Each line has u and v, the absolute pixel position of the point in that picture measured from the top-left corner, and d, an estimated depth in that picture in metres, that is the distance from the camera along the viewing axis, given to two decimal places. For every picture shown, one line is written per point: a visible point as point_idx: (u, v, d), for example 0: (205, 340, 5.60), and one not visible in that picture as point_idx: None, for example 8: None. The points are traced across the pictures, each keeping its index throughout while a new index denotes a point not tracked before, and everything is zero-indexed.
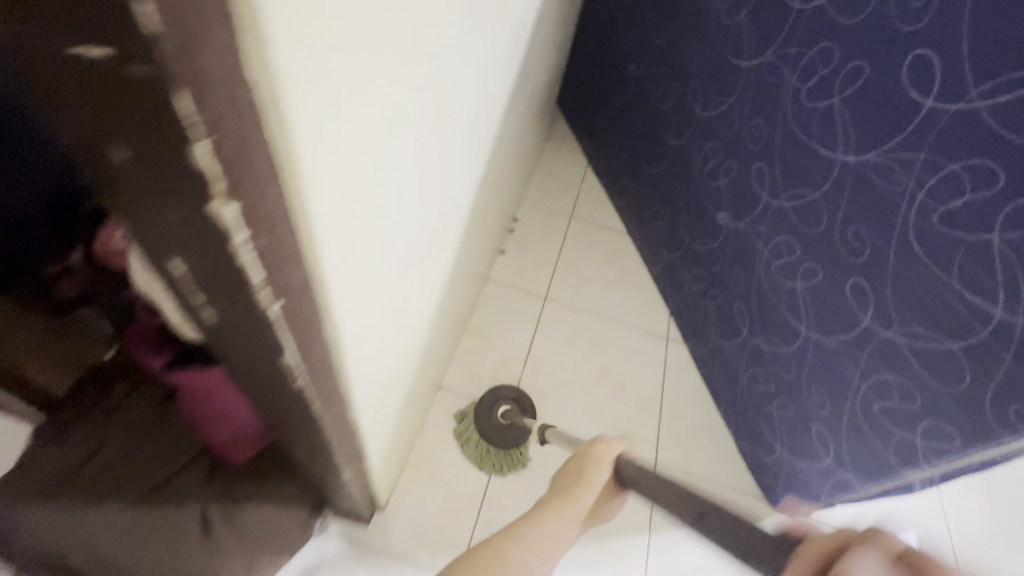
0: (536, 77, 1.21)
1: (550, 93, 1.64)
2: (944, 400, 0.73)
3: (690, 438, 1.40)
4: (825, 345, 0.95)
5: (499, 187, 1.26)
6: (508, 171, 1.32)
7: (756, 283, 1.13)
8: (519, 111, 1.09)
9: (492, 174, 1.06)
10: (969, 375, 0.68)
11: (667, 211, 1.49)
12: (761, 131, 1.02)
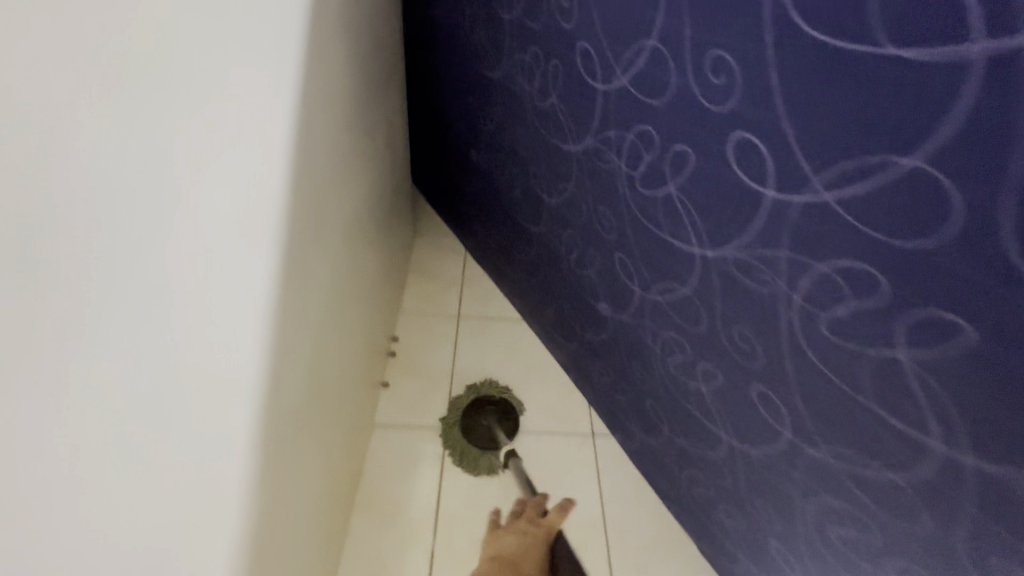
0: (348, 206, 1.01)
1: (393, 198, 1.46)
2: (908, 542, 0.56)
3: (646, 556, 1.19)
4: (752, 457, 0.78)
5: (336, 336, 1.03)
6: (349, 304, 1.11)
7: (659, 381, 0.96)
8: (325, 252, 0.89)
9: (310, 336, 0.84)
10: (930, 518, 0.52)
11: (551, 299, 1.32)
12: (611, 219, 0.87)
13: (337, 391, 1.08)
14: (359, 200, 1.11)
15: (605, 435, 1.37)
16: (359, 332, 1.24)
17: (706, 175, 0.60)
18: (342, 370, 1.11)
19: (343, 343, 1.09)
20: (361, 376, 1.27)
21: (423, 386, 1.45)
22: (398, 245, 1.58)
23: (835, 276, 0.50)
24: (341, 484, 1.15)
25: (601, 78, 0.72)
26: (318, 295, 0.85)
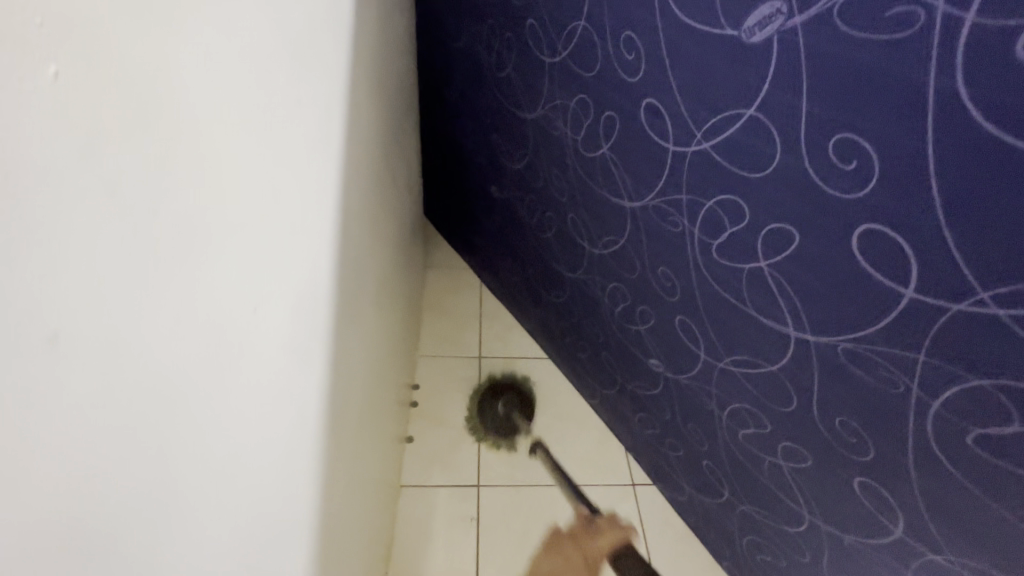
0: (378, 267, 0.93)
1: (410, 237, 1.37)
2: None
3: None
4: (845, 542, 0.71)
5: (371, 405, 0.95)
6: (378, 364, 1.03)
7: (722, 447, 0.89)
8: (360, 323, 0.81)
9: (349, 421, 0.76)
10: None
11: (586, 342, 1.25)
12: (673, 281, 0.80)
13: (372, 462, 0.99)
14: (385, 255, 1.02)
15: (645, 483, 1.31)
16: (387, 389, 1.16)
17: (817, 261, 0.53)
18: (376, 436, 1.03)
19: (376, 410, 1.01)
20: (389, 435, 1.19)
21: (450, 437, 1.37)
22: (414, 285, 1.50)
23: (1005, 403, 0.44)
24: (376, 559, 1.07)
25: (674, 139, 0.65)
26: (354, 366, 0.77)
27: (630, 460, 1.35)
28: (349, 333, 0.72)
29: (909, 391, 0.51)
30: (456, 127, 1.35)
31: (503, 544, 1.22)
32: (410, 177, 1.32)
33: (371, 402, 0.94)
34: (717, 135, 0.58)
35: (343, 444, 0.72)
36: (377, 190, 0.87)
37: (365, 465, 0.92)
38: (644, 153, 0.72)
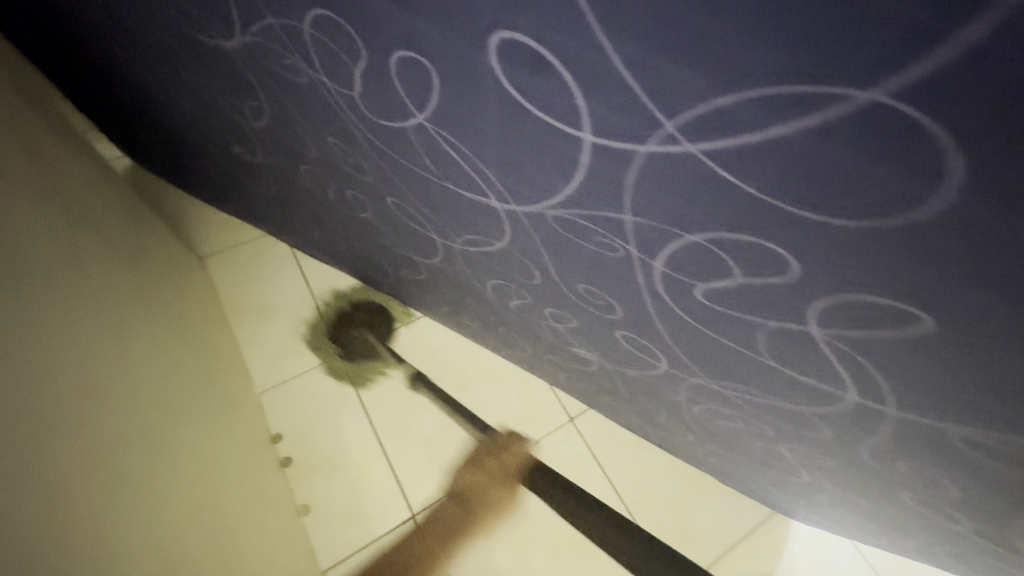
0: None
1: (163, 297, 0.99)
2: None
3: (682, 524, 1.09)
4: (856, 498, 0.63)
5: (65, 296, 0.69)
6: (29, 252, 0.65)
7: (693, 420, 0.73)
8: None
9: None
10: None
11: (468, 314, 0.96)
12: (604, 287, 0.53)
13: (153, 368, 0.81)
14: (95, 233, 0.85)
15: (584, 413, 1.18)
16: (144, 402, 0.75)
17: (968, 279, 0.31)
18: (163, 511, 0.67)
19: (100, 482, 0.59)
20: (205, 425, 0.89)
21: (355, 469, 1.08)
22: (171, 323, 0.97)
23: None
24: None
25: (592, 124, 0.36)
26: (30, 330, 0.59)
27: (560, 394, 1.19)
28: (93, 221, 0.87)
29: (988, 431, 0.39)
30: (129, 61, 0.81)
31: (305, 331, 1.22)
32: (110, 227, 0.92)
33: (191, 358, 0.96)
34: (725, 140, 0.31)
35: None
36: (60, 162, 0.86)
37: (71, 373, 0.62)
38: (519, 146, 0.42)
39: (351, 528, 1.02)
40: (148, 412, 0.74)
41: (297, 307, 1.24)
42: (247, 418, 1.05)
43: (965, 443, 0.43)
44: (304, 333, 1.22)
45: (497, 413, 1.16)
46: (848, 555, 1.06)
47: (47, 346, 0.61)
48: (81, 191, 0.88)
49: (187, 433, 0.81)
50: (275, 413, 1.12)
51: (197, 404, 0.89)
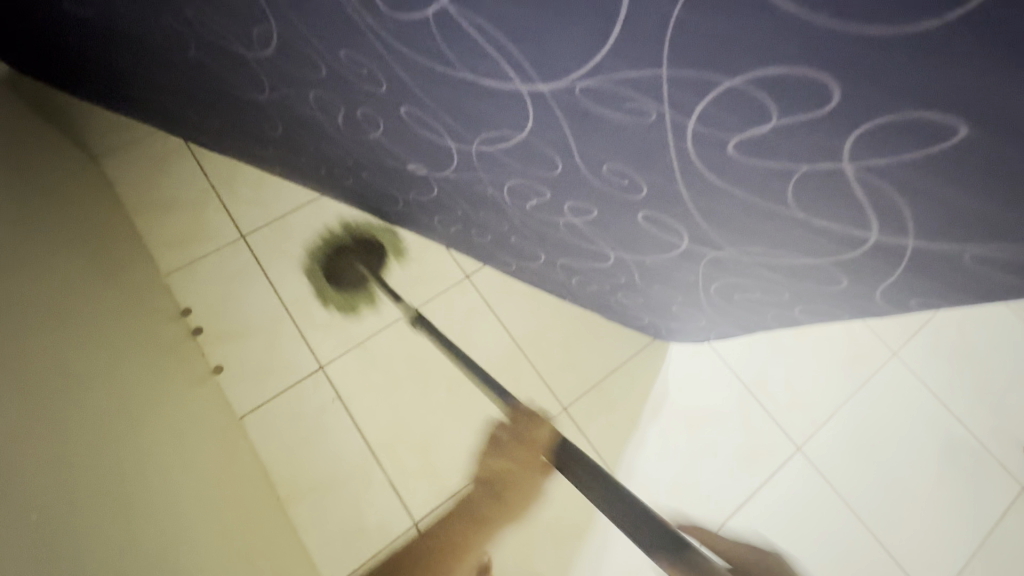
0: None
1: (51, 187, 1.04)
2: (860, 298, 0.51)
3: (569, 355, 1.22)
4: (644, 261, 0.72)
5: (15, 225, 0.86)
6: None
7: (519, 222, 0.81)
8: None
9: None
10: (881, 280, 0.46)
11: (341, 169, 1.02)
12: (364, 58, 0.56)
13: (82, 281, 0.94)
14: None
15: (479, 271, 1.27)
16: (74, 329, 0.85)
17: None
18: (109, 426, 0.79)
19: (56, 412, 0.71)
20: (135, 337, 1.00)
21: (264, 338, 1.17)
22: (78, 231, 1.04)
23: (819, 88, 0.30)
24: (246, 513, 0.95)
25: None
26: None
27: (455, 257, 1.28)
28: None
29: (661, 118, 0.40)
30: None
31: (208, 217, 1.27)
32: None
33: (103, 264, 1.04)
34: None
35: None
36: None
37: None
38: None
39: (263, 384, 1.14)
40: (104, 289, 1.00)
41: (197, 198, 1.28)
42: (155, 300, 1.13)
43: (653, 157, 0.45)
44: (205, 219, 1.27)
45: (394, 276, 1.25)
46: (708, 357, 1.24)
47: None
48: None
49: (122, 285, 1.06)
50: (183, 292, 1.20)
51: (122, 318, 0.99)
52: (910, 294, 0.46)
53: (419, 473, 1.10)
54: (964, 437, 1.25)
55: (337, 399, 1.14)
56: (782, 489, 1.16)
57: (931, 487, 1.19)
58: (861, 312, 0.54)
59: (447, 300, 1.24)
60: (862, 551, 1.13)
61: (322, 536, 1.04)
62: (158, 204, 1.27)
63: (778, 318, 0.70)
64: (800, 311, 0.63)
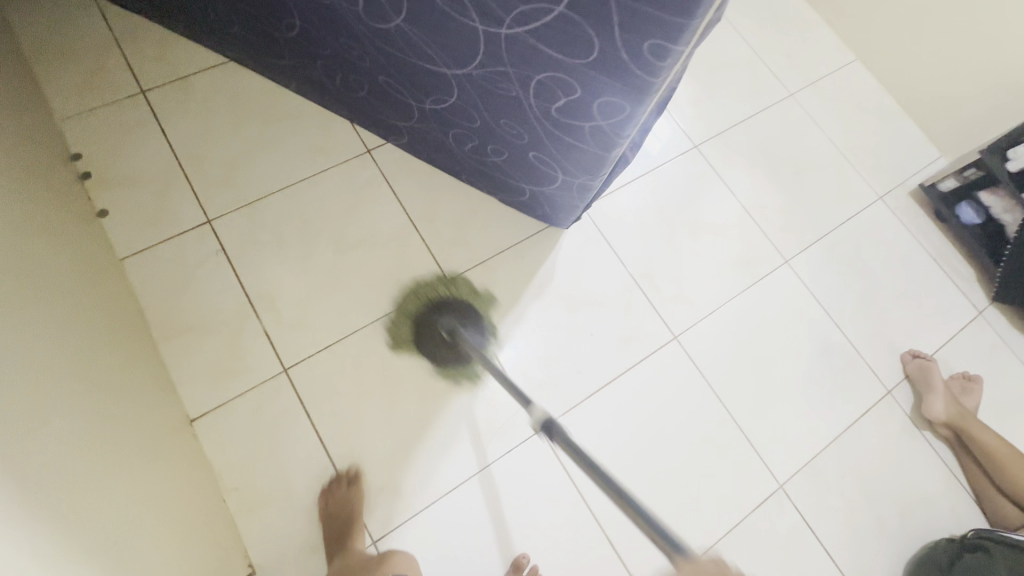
0: None
1: None
2: (615, 64, 0.53)
3: (462, 233, 1.23)
4: (474, 77, 0.73)
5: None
6: None
7: (370, 45, 0.80)
8: None
9: None
10: (612, 17, 0.48)
11: (224, 6, 1.00)
12: None
13: (36, 180, 0.97)
14: None
15: (380, 147, 1.27)
16: (44, 238, 0.89)
17: None
18: (81, 324, 0.87)
19: (46, 313, 0.78)
20: (76, 226, 1.03)
21: (153, 190, 1.16)
22: None
23: None
24: (138, 355, 0.99)
25: None
26: None
27: (359, 132, 1.28)
28: None
29: None
30: None
31: (104, 66, 1.23)
32: None
33: (12, 95, 1.03)
34: None
35: None
36: None
37: None
38: None
39: (148, 231, 1.13)
40: (31, 155, 1.00)
41: (95, 47, 1.24)
42: (45, 133, 1.10)
43: None
44: (101, 68, 1.23)
45: (294, 143, 1.25)
46: (599, 247, 1.26)
47: None
48: None
49: (17, 103, 1.04)
50: (75, 137, 1.17)
51: (65, 210, 1.03)
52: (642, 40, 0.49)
53: (298, 327, 1.11)
54: (842, 342, 1.29)
55: (222, 252, 1.14)
56: (656, 374, 1.19)
57: (802, 386, 1.23)
58: (628, 90, 0.56)
59: (345, 171, 1.24)
60: (700, 474, 1.14)
61: (190, 374, 1.05)
62: (51, 47, 1.22)
63: (595, 138, 0.72)
64: (597, 112, 0.64)
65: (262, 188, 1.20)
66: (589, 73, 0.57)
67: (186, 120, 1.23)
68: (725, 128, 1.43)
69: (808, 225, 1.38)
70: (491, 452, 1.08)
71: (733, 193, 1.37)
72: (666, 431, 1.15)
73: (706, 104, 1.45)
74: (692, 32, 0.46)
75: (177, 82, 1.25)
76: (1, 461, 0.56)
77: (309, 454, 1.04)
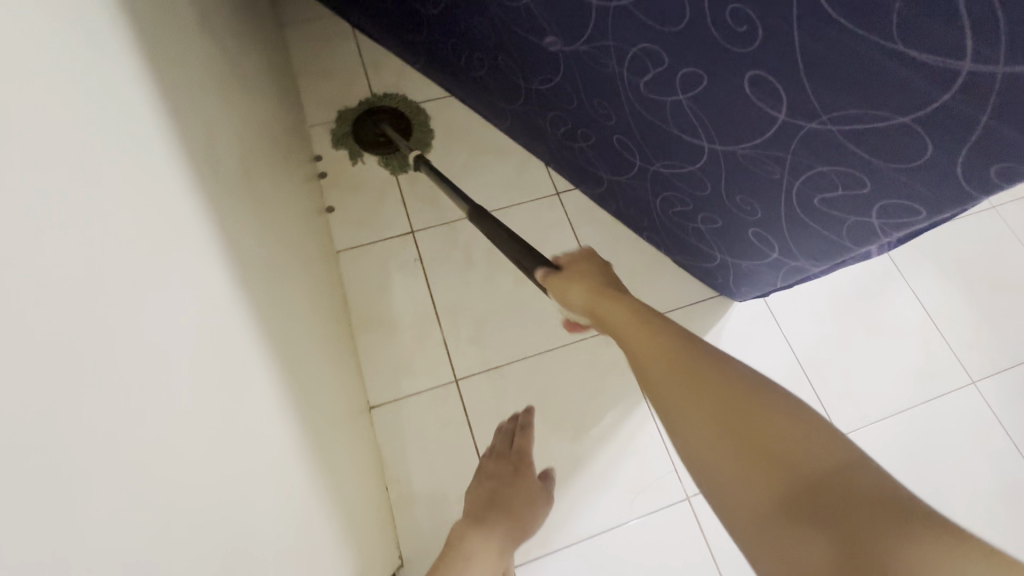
0: None
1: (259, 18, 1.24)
2: (941, 174, 0.55)
3: (633, 285, 1.27)
4: (737, 155, 0.78)
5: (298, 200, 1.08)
6: (279, 180, 0.96)
7: (630, 110, 0.88)
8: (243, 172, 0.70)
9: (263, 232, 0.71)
10: (965, 138, 0.50)
11: (481, 54, 1.15)
12: None
13: (311, 216, 1.16)
14: (283, 126, 1.12)
15: (569, 191, 1.36)
16: (318, 277, 1.06)
17: None
18: (335, 355, 1.01)
19: (320, 339, 0.92)
20: (325, 245, 1.20)
21: (372, 197, 1.32)
22: (277, 61, 1.24)
23: None
24: (344, 340, 1.11)
25: None
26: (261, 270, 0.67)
27: (551, 175, 1.37)
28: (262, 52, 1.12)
29: None
30: None
31: (350, 85, 1.43)
32: None
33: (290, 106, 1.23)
34: None
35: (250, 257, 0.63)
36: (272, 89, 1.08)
37: (295, 278, 0.86)
38: None
39: (362, 231, 1.28)
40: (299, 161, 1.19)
41: (347, 68, 1.45)
42: (302, 136, 1.30)
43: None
44: (347, 86, 1.43)
45: (494, 175, 1.37)
46: (768, 326, 1.25)
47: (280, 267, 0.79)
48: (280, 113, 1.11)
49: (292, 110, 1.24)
50: (318, 141, 1.37)
51: (320, 227, 1.20)
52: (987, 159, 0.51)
53: (473, 343, 1.19)
54: None
55: (420, 262, 1.26)
56: None
57: (979, 524, 1.12)
58: (937, 199, 0.58)
59: (534, 208, 1.34)
60: None
61: (376, 365, 1.16)
62: (314, 64, 1.44)
63: (852, 232, 0.73)
64: (874, 212, 0.66)
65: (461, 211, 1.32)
66: (897, 177, 0.59)
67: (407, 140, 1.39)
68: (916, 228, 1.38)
69: (1001, 347, 1.28)
70: (635, 509, 1.08)
71: (919, 298, 1.30)
72: None
73: None
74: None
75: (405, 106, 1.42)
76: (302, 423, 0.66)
77: (465, 466, 1.10)
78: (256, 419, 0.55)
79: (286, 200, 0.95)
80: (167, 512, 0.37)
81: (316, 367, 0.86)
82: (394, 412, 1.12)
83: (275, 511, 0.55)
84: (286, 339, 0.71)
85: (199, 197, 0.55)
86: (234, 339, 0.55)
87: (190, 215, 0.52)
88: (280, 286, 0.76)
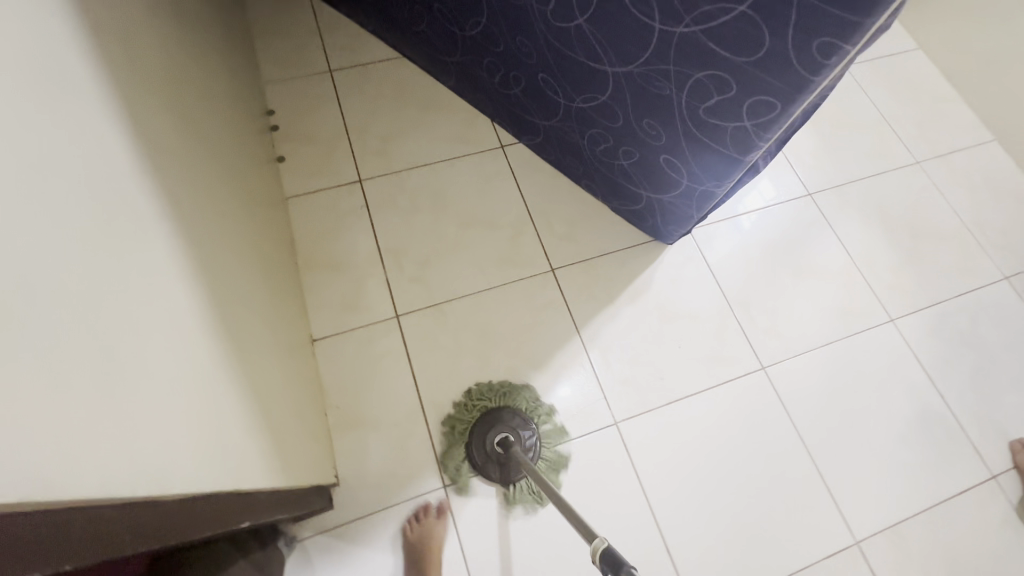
0: None
1: None
2: (783, 58, 0.62)
3: (571, 231, 1.33)
4: (634, 76, 0.84)
5: (246, 145, 1.14)
6: (222, 118, 1.01)
7: (545, 43, 0.95)
8: (167, 86, 0.76)
9: (186, 143, 0.76)
10: (793, 15, 0.58)
11: (421, 6, 1.21)
12: None
13: (261, 163, 1.21)
14: (229, 73, 1.17)
15: (513, 145, 1.42)
16: (263, 216, 1.11)
17: None
18: (277, 286, 1.06)
19: (257, 265, 0.97)
20: (275, 190, 1.25)
21: (322, 150, 1.37)
22: (228, 15, 1.29)
23: None
24: (289, 276, 1.15)
25: None
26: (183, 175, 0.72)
27: (497, 130, 1.43)
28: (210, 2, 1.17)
29: None
30: None
31: (305, 46, 1.49)
32: None
33: (240, 58, 1.28)
34: None
35: (164, 152, 0.68)
36: (216, 37, 1.13)
37: (232, 203, 0.92)
38: None
39: (312, 180, 1.33)
40: (249, 110, 1.24)
41: (302, 30, 1.50)
42: (255, 89, 1.35)
43: None
44: (301, 47, 1.49)
45: (441, 130, 1.42)
46: (699, 268, 1.31)
47: (215, 187, 0.84)
48: (226, 61, 1.16)
49: (242, 62, 1.29)
50: (272, 97, 1.42)
51: (269, 174, 1.25)
52: (814, 38, 0.58)
53: (415, 283, 1.24)
54: (942, 413, 1.23)
55: (366, 209, 1.31)
56: (739, 399, 1.20)
57: (891, 447, 1.19)
58: (787, 87, 0.65)
59: (479, 160, 1.39)
60: (770, 510, 1.12)
61: (321, 303, 1.21)
62: (270, 25, 1.50)
63: (735, 140, 0.80)
64: (745, 113, 0.73)
65: (408, 163, 1.37)
66: (752, 71, 0.66)
67: (359, 98, 1.44)
68: (843, 181, 1.45)
69: (919, 289, 1.35)
70: (566, 432, 1.14)
71: (843, 245, 1.37)
72: (742, 459, 1.15)
73: (826, 156, 1.48)
74: (863, 32, 0.56)
75: (357, 66, 1.48)
76: (218, 309, 0.71)
77: (405, 394, 1.15)
78: (167, 279, 0.60)
79: (226, 135, 1.01)
80: (54, 299, 0.41)
81: (251, 284, 0.91)
82: (336, 345, 1.17)
83: (196, 367, 0.60)
84: (211, 242, 0.76)
85: (112, 76, 0.60)
86: (145, 205, 0.59)
87: (98, 83, 0.56)
88: (212, 199, 0.81)
